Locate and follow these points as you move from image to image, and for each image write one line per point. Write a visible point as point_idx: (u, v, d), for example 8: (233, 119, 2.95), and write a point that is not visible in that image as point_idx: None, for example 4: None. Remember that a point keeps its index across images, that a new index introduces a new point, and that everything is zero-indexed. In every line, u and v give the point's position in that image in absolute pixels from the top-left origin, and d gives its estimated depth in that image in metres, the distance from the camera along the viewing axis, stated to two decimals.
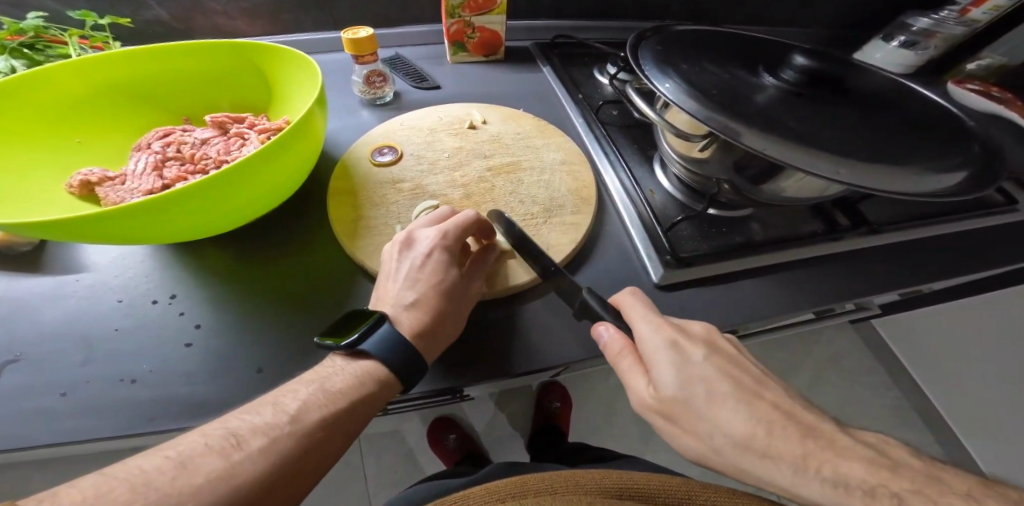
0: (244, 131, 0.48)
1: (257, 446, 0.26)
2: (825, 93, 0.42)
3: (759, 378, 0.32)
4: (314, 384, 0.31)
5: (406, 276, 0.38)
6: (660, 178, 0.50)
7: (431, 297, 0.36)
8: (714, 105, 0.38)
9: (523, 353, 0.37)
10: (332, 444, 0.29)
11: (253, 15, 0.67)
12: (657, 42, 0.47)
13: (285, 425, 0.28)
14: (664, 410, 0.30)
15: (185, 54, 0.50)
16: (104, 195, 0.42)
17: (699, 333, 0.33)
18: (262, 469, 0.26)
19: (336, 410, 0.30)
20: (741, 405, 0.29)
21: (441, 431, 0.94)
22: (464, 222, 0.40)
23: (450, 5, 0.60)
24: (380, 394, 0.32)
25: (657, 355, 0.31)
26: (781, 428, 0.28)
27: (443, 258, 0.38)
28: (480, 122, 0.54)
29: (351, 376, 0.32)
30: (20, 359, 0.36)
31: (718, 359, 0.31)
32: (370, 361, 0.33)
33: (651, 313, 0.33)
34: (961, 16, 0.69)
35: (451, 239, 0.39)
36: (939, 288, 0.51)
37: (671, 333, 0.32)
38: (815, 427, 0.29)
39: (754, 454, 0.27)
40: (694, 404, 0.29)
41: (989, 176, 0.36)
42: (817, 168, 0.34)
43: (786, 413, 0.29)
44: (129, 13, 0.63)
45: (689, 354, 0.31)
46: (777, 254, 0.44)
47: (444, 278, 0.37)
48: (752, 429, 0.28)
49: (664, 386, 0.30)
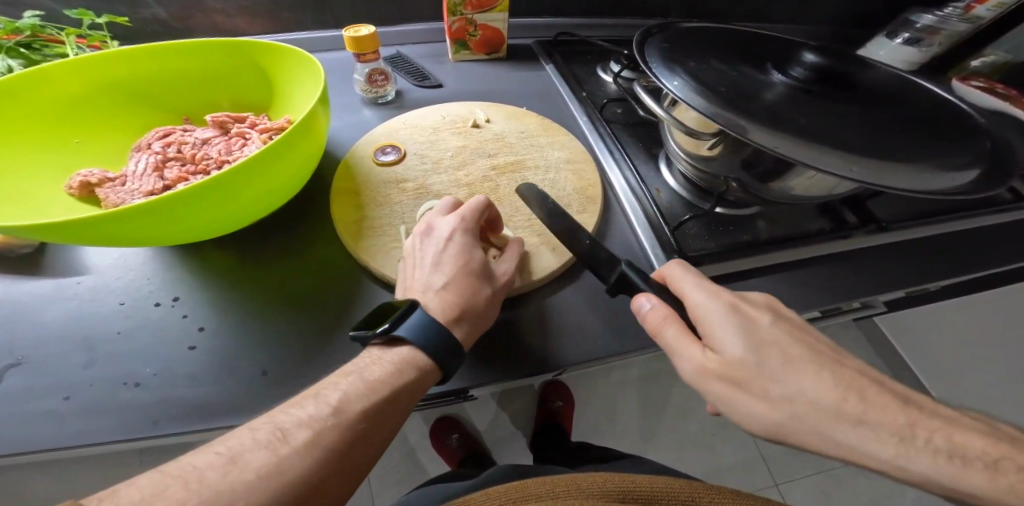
0: (244, 131, 0.48)
1: (303, 439, 0.26)
2: (833, 89, 0.42)
3: (825, 344, 0.31)
4: (353, 374, 0.30)
5: (431, 261, 0.37)
6: (665, 176, 0.49)
7: (460, 280, 0.36)
8: (722, 103, 0.37)
9: (536, 352, 0.37)
10: (373, 438, 0.29)
11: (253, 13, 0.67)
12: (662, 39, 0.47)
13: (328, 419, 0.27)
14: (723, 376, 0.29)
15: (184, 52, 0.49)
16: (104, 196, 0.42)
17: (759, 301, 0.33)
18: (308, 464, 0.25)
19: (380, 400, 0.29)
20: (821, 370, 0.28)
21: (444, 430, 0.94)
22: (479, 208, 0.40)
23: (451, 3, 0.59)
24: (422, 379, 0.32)
25: (722, 320, 0.30)
26: (869, 396, 0.27)
27: (465, 241, 0.38)
28: (483, 121, 0.54)
29: (391, 365, 0.31)
30: (21, 363, 0.36)
31: (786, 325, 0.31)
32: (407, 347, 0.32)
33: (704, 282, 0.33)
34: (964, 13, 0.68)
35: (471, 223, 0.39)
36: (946, 287, 0.51)
37: (730, 299, 0.31)
38: (905, 395, 0.28)
39: (846, 420, 0.26)
40: (768, 368, 0.28)
41: (1001, 173, 0.36)
42: (829, 166, 0.33)
43: (872, 379, 0.29)
44: (126, 11, 0.62)
45: (752, 319, 0.30)
46: (784, 252, 0.43)
47: (471, 260, 0.37)
48: (840, 394, 0.27)
49: (730, 351, 0.29)
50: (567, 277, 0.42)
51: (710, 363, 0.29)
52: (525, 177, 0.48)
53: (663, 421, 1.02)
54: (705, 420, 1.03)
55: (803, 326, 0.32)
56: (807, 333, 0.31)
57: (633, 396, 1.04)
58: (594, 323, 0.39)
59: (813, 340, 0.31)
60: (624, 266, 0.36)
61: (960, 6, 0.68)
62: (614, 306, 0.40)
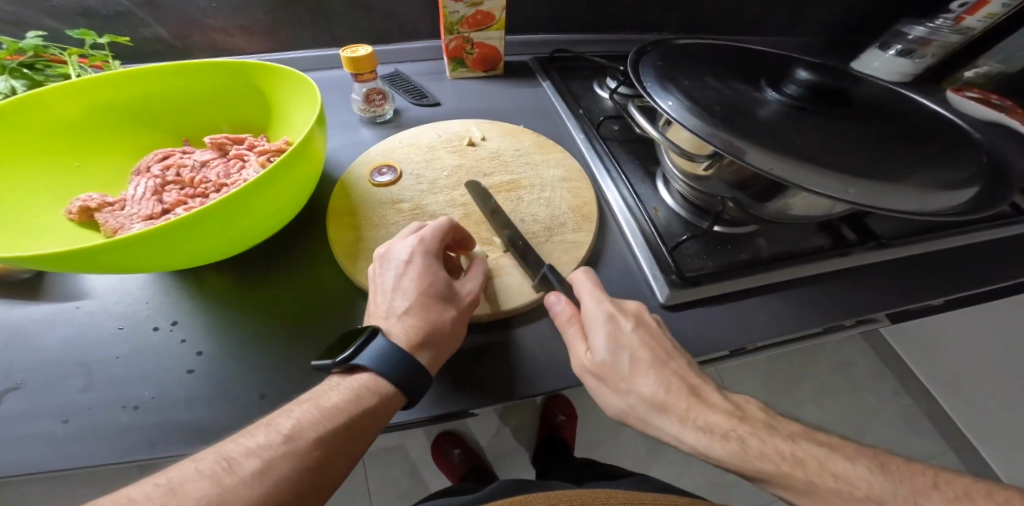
0: (243, 153, 0.48)
1: (250, 468, 0.25)
2: (829, 106, 0.42)
3: (675, 351, 0.35)
4: (306, 402, 0.30)
5: (392, 285, 0.37)
6: (662, 194, 0.49)
7: (422, 304, 0.36)
8: (717, 122, 0.37)
9: (533, 373, 0.37)
10: (335, 466, 0.29)
11: (252, 32, 0.67)
12: (658, 57, 0.47)
13: (281, 449, 0.27)
14: (595, 373, 0.33)
15: (184, 73, 0.50)
16: (103, 221, 0.42)
17: (631, 309, 0.36)
18: (257, 493, 0.25)
19: (337, 425, 0.29)
20: (654, 374, 0.32)
21: (446, 444, 0.94)
22: (441, 227, 0.40)
23: (448, 22, 0.60)
24: (386, 403, 0.32)
25: (596, 325, 0.34)
26: (681, 392, 0.32)
27: (426, 262, 0.38)
28: (480, 139, 0.54)
29: (347, 391, 0.31)
30: (19, 387, 0.36)
31: (646, 334, 0.34)
32: (367, 374, 0.32)
33: (594, 289, 0.36)
34: (956, 24, 0.69)
35: (431, 243, 0.39)
36: (956, 300, 0.50)
37: (609, 308, 0.35)
38: (702, 390, 0.33)
39: (658, 410, 0.31)
40: (621, 368, 0.33)
41: (998, 190, 0.36)
42: (824, 186, 0.34)
43: (687, 379, 0.33)
44: (128, 31, 0.63)
45: (618, 327, 0.34)
46: (784, 270, 0.43)
47: (433, 280, 0.37)
48: (658, 392, 0.32)
49: (596, 352, 0.33)
50: None
51: (586, 359, 0.33)
52: (522, 196, 0.48)
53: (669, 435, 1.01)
54: None
55: (663, 334, 0.35)
56: (665, 340, 0.35)
57: None
58: None
59: (665, 346, 0.34)
60: (545, 269, 0.40)
61: (951, 17, 0.68)
62: None
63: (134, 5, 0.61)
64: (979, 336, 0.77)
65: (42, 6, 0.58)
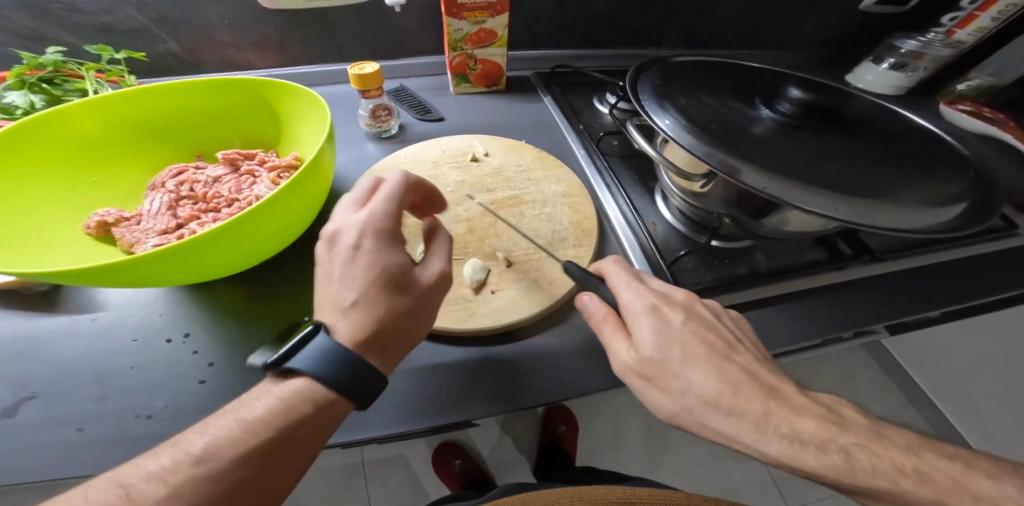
0: (254, 168, 0.50)
1: (153, 493, 0.25)
2: (823, 124, 0.43)
3: (731, 342, 0.34)
4: (226, 416, 0.29)
5: (339, 274, 0.33)
6: (661, 209, 0.50)
7: (372, 296, 0.32)
8: (712, 141, 0.38)
9: (532, 385, 0.37)
10: (263, 483, 0.27)
11: (263, 47, 0.70)
12: (656, 75, 0.48)
13: (186, 472, 0.26)
14: (642, 371, 0.32)
15: (198, 91, 0.52)
16: (120, 235, 0.44)
17: (680, 300, 0.36)
18: None
19: (257, 441, 0.27)
20: (713, 369, 0.32)
21: (446, 455, 0.94)
22: (393, 197, 0.36)
23: (452, 39, 0.61)
24: (323, 411, 0.29)
25: (639, 320, 0.34)
26: (746, 388, 0.31)
27: (374, 246, 0.34)
28: (482, 155, 0.56)
29: (273, 400, 0.29)
30: (36, 397, 0.37)
31: (697, 325, 0.34)
32: (302, 379, 0.30)
33: (633, 282, 0.36)
34: (947, 37, 0.72)
35: (381, 222, 0.35)
36: (952, 313, 0.51)
37: (652, 300, 0.35)
38: (774, 390, 0.32)
39: (723, 410, 0.31)
40: (671, 365, 0.32)
41: (987, 206, 0.37)
42: (816, 204, 0.35)
43: (754, 376, 0.32)
44: (143, 46, 0.65)
45: (666, 320, 0.34)
46: (780, 284, 0.44)
47: (384, 267, 0.33)
48: (721, 390, 0.31)
49: (644, 348, 0.33)
50: (564, 310, 0.43)
51: (631, 358, 0.33)
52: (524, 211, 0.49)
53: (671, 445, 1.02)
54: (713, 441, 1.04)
55: (715, 324, 0.35)
56: (719, 331, 0.34)
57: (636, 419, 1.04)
58: (592, 358, 0.40)
59: (719, 337, 0.34)
60: (567, 263, 0.42)
61: (942, 31, 0.71)
62: None
63: (150, 22, 0.63)
64: None
65: (61, 24, 0.60)
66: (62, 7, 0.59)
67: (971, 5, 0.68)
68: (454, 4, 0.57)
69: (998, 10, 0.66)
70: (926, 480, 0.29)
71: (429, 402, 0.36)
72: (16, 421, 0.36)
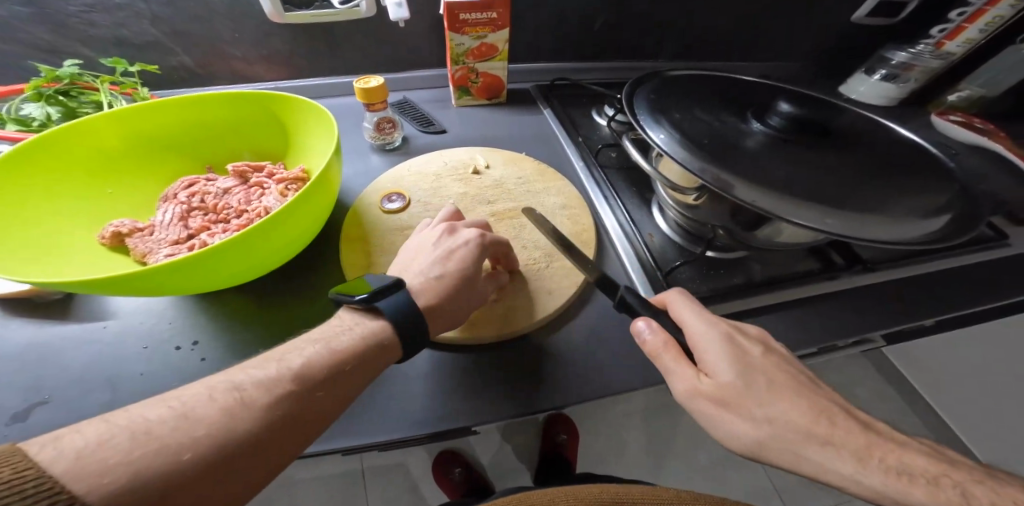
0: (263, 181, 0.51)
1: (222, 405, 0.26)
2: (813, 137, 0.44)
3: (806, 377, 0.36)
4: (275, 362, 0.30)
5: (437, 255, 0.40)
6: (658, 221, 0.52)
7: (454, 281, 0.39)
8: (705, 155, 0.40)
9: (532, 392, 0.38)
10: (304, 422, 0.28)
11: (271, 61, 0.72)
12: (651, 90, 0.49)
13: (244, 402, 0.26)
14: (722, 400, 0.33)
15: (209, 105, 0.54)
16: (133, 246, 0.45)
17: (754, 334, 0.38)
18: (232, 422, 0.25)
19: (308, 382, 0.29)
20: (798, 400, 0.33)
21: (447, 463, 0.95)
22: (503, 241, 0.44)
23: (454, 53, 0.63)
24: (371, 357, 0.33)
25: (717, 348, 0.34)
26: (830, 419, 0.33)
27: (474, 254, 0.41)
28: (484, 167, 0.57)
29: (323, 349, 0.32)
30: (48, 401, 0.38)
31: (775, 358, 0.36)
32: (379, 322, 0.35)
33: (703, 311, 0.37)
34: (936, 49, 0.74)
35: (485, 249, 0.42)
36: (947, 322, 0.52)
37: (726, 329, 0.36)
38: (854, 421, 0.34)
39: (814, 440, 0.31)
40: (752, 393, 0.33)
41: (970, 218, 0.38)
42: (802, 217, 0.36)
43: (833, 407, 0.34)
44: (156, 59, 0.67)
45: (744, 350, 0.35)
46: (773, 295, 0.45)
47: (466, 266, 0.40)
48: (810, 420, 0.32)
49: (722, 376, 0.33)
50: (562, 320, 0.44)
51: (705, 385, 0.33)
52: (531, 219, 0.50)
53: (671, 453, 1.03)
54: (714, 450, 1.04)
55: (786, 359, 0.37)
56: (790, 365, 0.36)
57: (637, 428, 1.04)
58: (591, 366, 0.40)
59: (792, 371, 0.36)
60: (624, 290, 0.41)
61: (931, 43, 0.74)
62: (607, 349, 0.42)
63: (163, 35, 0.65)
64: (976, 355, 0.78)
65: (78, 37, 0.62)
66: (79, 21, 0.61)
67: (960, 17, 0.70)
68: (457, 19, 0.58)
69: (986, 21, 0.68)
70: (916, 486, 0.29)
71: (430, 409, 0.37)
72: (29, 425, 0.37)
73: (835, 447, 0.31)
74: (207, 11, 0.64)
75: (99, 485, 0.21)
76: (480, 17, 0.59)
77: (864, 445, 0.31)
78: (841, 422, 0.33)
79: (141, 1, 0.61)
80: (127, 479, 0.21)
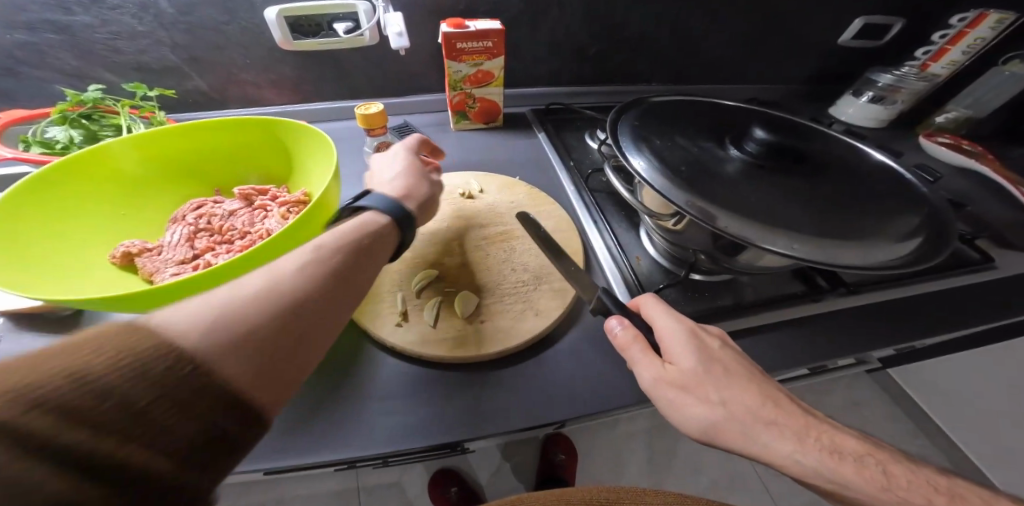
0: (266, 203, 0.54)
1: (342, 232, 0.36)
2: (789, 164, 0.45)
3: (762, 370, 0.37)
4: (269, 267, 0.30)
5: (384, 169, 0.47)
6: (645, 244, 0.53)
7: (408, 176, 0.46)
8: (681, 183, 0.41)
9: (518, 411, 0.39)
10: (312, 313, 0.29)
11: (280, 86, 0.75)
12: (635, 117, 0.51)
13: (357, 229, 0.37)
14: (682, 384, 0.34)
15: (219, 131, 0.57)
16: (142, 265, 0.48)
17: (713, 330, 0.39)
18: (358, 237, 0.36)
19: (387, 211, 0.40)
20: (752, 387, 0.34)
21: (444, 483, 0.96)
22: (417, 142, 0.52)
23: (452, 80, 0.66)
24: (364, 263, 0.35)
25: (681, 339, 0.36)
26: (781, 405, 0.33)
27: (410, 158, 0.48)
28: (478, 191, 0.59)
29: (315, 253, 0.32)
30: None
31: (734, 352, 0.37)
32: (366, 208, 0.40)
33: (671, 309, 0.39)
34: (922, 70, 0.77)
35: (413, 152, 0.50)
36: (934, 344, 0.52)
37: (690, 325, 0.37)
38: (810, 412, 0.34)
39: (767, 423, 0.32)
40: (713, 378, 0.34)
41: (941, 241, 0.40)
42: (770, 241, 0.37)
43: (790, 397, 0.35)
44: (174, 84, 0.71)
45: (705, 343, 0.36)
46: (757, 318, 0.46)
47: (411, 166, 0.47)
48: (761, 403, 0.33)
49: (684, 363, 0.34)
50: (549, 340, 0.45)
51: (668, 373, 0.34)
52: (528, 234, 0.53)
53: (671, 473, 1.02)
54: (715, 471, 1.04)
55: (745, 355, 0.38)
56: (749, 360, 0.37)
57: (636, 448, 1.04)
58: (576, 385, 0.41)
59: (749, 365, 0.37)
60: (600, 293, 0.43)
61: (918, 64, 0.77)
62: (593, 369, 0.43)
63: (181, 61, 0.69)
64: None
65: (103, 63, 0.66)
66: (104, 48, 0.65)
67: (943, 40, 0.75)
68: (454, 48, 0.61)
69: (968, 43, 0.72)
70: (853, 467, 0.31)
71: (417, 425, 0.38)
72: None
73: (779, 428, 0.32)
74: (222, 40, 0.67)
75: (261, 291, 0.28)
76: (476, 46, 0.62)
77: (804, 427, 0.32)
78: (787, 406, 0.33)
79: (161, 30, 0.65)
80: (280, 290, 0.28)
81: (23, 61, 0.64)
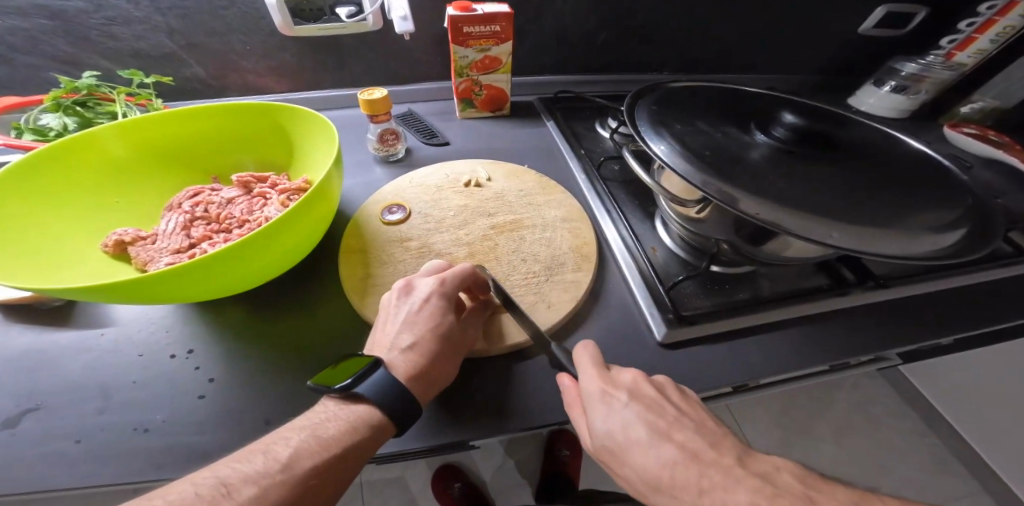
0: (266, 191, 0.52)
1: (417, 342, 0.37)
2: (817, 150, 0.43)
3: (676, 420, 0.32)
4: (305, 430, 0.31)
5: (403, 320, 0.38)
6: (662, 235, 0.51)
7: (428, 341, 0.37)
8: (705, 168, 0.39)
9: (529, 408, 0.37)
10: (323, 491, 0.29)
11: (281, 73, 0.73)
12: (652, 101, 0.49)
13: (428, 334, 0.37)
14: (597, 448, 0.33)
15: (216, 116, 0.55)
16: (135, 254, 0.45)
17: (628, 378, 0.35)
18: (434, 341, 0.37)
19: (447, 297, 0.40)
20: (654, 450, 0.31)
21: (447, 477, 0.94)
22: (462, 273, 0.41)
23: (458, 66, 0.64)
24: (378, 436, 0.32)
25: (587, 405, 0.33)
26: (686, 471, 0.30)
27: (439, 304, 0.39)
28: (485, 180, 0.57)
29: (342, 421, 0.32)
30: (37, 408, 0.38)
31: (642, 407, 0.32)
32: (365, 405, 0.33)
33: (591, 364, 0.35)
34: (947, 59, 0.75)
35: (449, 287, 0.40)
36: (961, 340, 0.50)
37: (603, 383, 0.34)
38: (717, 464, 0.30)
39: (665, 493, 0.30)
40: (617, 448, 0.32)
41: (982, 233, 0.37)
42: (808, 231, 0.35)
43: (693, 454, 0.30)
44: (172, 71, 0.69)
45: (612, 405, 0.33)
46: (782, 310, 0.44)
47: (437, 322, 0.38)
48: (660, 473, 0.30)
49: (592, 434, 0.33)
50: (562, 333, 0.43)
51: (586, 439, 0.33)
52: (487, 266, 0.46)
53: None
54: None
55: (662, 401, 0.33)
56: (664, 409, 0.32)
57: None
58: None
59: (665, 414, 0.32)
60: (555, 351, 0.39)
61: (943, 53, 0.75)
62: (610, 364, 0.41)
63: (178, 47, 0.66)
64: None
65: (97, 49, 0.64)
66: (99, 34, 0.63)
67: (970, 29, 0.72)
68: (460, 33, 0.59)
69: (997, 32, 0.70)
70: None
71: (426, 423, 0.36)
72: (15, 432, 0.36)
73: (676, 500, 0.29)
74: (220, 25, 0.65)
75: (324, 435, 0.31)
76: (484, 31, 0.59)
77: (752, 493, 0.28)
78: (690, 474, 0.29)
79: (158, 15, 0.62)
80: (340, 431, 0.31)
81: (17, 47, 0.62)
